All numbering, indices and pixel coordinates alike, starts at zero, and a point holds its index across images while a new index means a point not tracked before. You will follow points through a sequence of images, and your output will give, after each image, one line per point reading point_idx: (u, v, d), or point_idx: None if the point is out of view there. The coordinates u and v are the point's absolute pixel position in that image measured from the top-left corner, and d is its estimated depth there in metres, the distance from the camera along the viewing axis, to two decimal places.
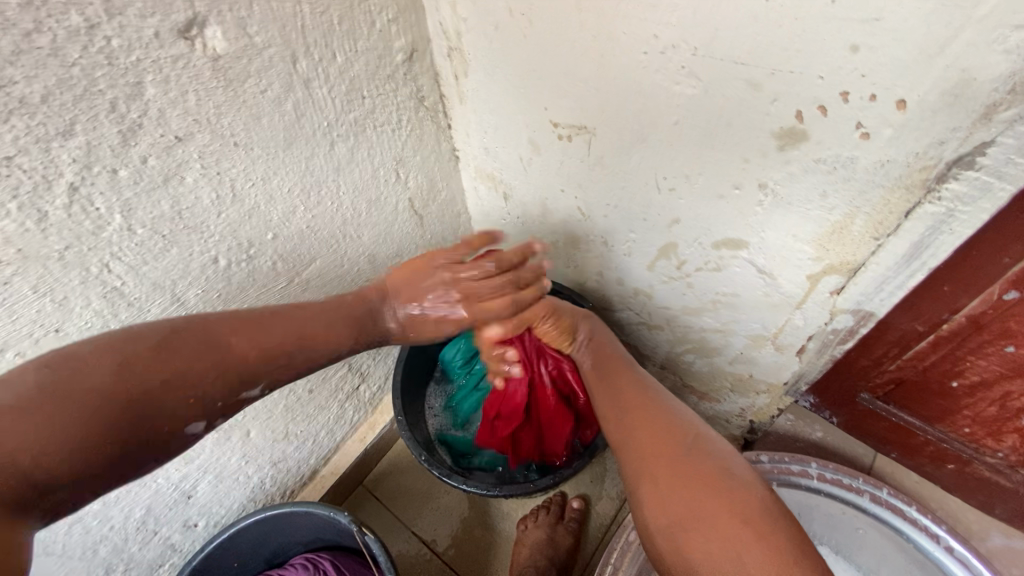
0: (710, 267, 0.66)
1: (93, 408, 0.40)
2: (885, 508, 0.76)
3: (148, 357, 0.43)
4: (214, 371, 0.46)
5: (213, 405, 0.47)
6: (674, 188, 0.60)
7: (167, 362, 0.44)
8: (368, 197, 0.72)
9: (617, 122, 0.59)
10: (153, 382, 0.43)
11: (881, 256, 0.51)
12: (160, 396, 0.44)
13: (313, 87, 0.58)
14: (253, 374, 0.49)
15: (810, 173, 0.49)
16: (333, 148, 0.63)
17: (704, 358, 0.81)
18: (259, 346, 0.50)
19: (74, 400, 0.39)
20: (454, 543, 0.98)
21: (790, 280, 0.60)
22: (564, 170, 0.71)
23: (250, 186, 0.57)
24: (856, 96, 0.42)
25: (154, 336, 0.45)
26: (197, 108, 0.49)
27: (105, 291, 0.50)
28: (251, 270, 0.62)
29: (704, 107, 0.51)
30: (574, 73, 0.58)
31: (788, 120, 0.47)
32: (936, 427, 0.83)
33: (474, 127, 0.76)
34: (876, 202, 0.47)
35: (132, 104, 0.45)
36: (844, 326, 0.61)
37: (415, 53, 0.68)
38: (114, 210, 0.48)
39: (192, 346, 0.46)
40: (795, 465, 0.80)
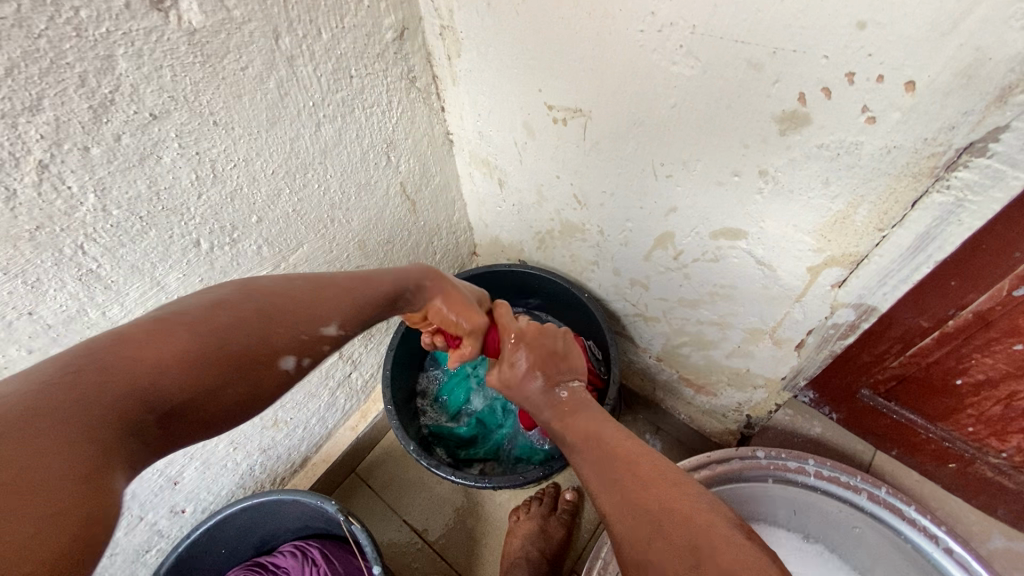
0: (708, 258, 0.64)
1: (156, 364, 0.36)
2: (884, 507, 0.75)
3: (202, 321, 0.40)
4: (255, 330, 0.42)
5: (273, 373, 0.44)
6: (672, 174, 0.58)
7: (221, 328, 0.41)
8: (357, 181, 0.70)
9: (613, 105, 0.57)
10: (214, 344, 0.40)
11: (885, 248, 0.49)
12: (223, 358, 0.40)
13: (297, 65, 0.55)
14: (311, 332, 0.46)
15: (812, 159, 0.47)
16: (319, 129, 0.61)
17: (701, 351, 0.79)
18: (306, 306, 0.46)
19: (116, 371, 0.35)
20: (445, 533, 0.97)
21: (789, 272, 0.57)
22: (559, 155, 0.68)
23: (231, 167, 0.55)
24: (863, 77, 0.39)
25: (192, 309, 0.41)
26: (173, 84, 0.47)
27: (80, 273, 0.49)
28: (235, 255, 0.61)
29: (703, 89, 0.49)
30: (568, 52, 0.56)
31: (790, 104, 0.44)
32: (939, 425, 0.81)
33: (468, 110, 0.74)
34: (881, 191, 0.45)
35: (103, 78, 0.43)
36: (845, 321, 0.59)
37: (406, 31, 0.65)
38: (87, 189, 0.46)
39: (231, 312, 0.42)
40: (792, 462, 0.78)
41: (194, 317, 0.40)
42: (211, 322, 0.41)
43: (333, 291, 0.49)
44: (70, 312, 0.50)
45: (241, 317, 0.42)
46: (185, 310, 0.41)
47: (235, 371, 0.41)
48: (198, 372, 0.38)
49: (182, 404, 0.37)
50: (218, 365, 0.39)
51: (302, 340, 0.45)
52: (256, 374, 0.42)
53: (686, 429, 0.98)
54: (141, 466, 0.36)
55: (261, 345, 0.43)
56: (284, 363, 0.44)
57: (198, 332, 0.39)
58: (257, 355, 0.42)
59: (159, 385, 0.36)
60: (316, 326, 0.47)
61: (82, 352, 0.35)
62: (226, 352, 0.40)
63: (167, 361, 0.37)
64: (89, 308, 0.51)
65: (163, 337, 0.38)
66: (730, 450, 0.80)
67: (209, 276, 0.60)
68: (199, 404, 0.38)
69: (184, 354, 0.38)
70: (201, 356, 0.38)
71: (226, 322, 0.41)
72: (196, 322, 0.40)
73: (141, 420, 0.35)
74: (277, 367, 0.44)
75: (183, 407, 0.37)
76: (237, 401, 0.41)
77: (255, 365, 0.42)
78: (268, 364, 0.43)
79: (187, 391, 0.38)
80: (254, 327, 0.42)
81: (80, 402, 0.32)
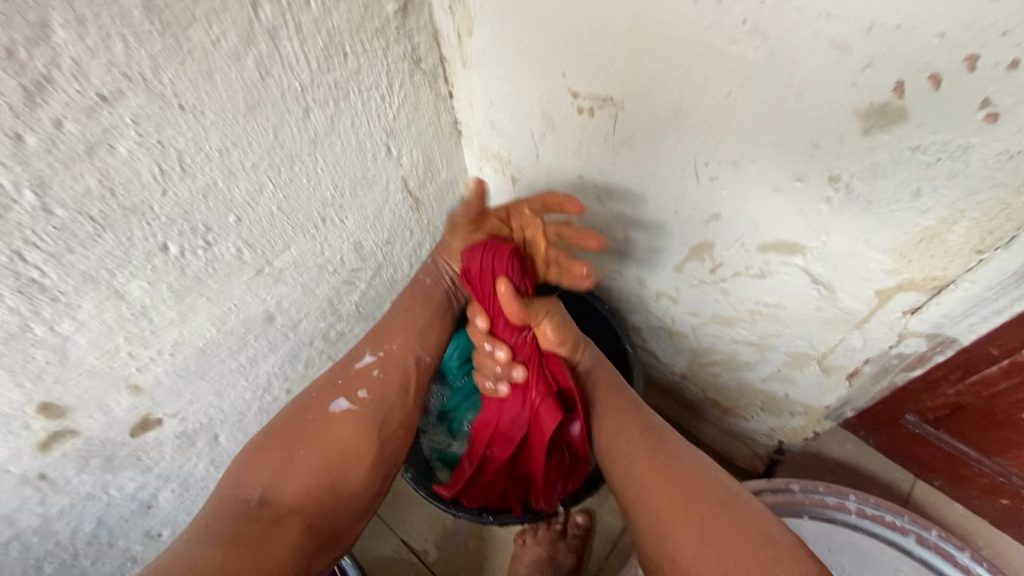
0: (752, 273, 0.55)
1: (274, 470, 0.56)
2: (934, 552, 0.67)
3: (258, 450, 0.58)
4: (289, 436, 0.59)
5: (344, 432, 0.60)
6: (717, 177, 0.50)
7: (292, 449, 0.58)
8: (352, 175, 0.62)
9: (651, 93, 0.48)
10: (279, 449, 0.57)
11: (981, 273, 0.41)
12: (288, 463, 0.57)
13: (281, 39, 0.47)
14: (346, 378, 0.64)
15: (901, 164, 0.38)
16: (308, 115, 0.53)
17: (733, 372, 0.71)
18: (380, 384, 0.64)
19: (249, 516, 0.52)
20: (444, 555, 0.90)
21: (851, 294, 0.49)
22: (583, 150, 0.60)
23: (203, 159, 0.47)
24: (990, 63, 0.31)
25: (269, 433, 0.59)
26: (126, 59, 0.39)
27: (20, 284, 0.41)
28: (210, 260, 0.53)
29: (767, 76, 0.40)
30: (601, 30, 0.47)
31: (881, 95, 0.36)
32: (993, 458, 0.73)
33: (479, 96, 0.65)
34: (988, 206, 0.37)
35: (36, 50, 0.35)
36: (913, 351, 0.51)
37: (410, 4, 0.57)
38: (22, 185, 0.38)
39: (302, 407, 0.61)
40: (831, 497, 0.71)
41: (278, 435, 0.59)
42: (278, 439, 0.58)
43: (361, 344, 0.67)
44: (8, 330, 0.42)
45: (285, 442, 0.58)
46: (266, 435, 0.59)
47: (298, 455, 0.57)
48: (276, 454, 0.57)
49: (287, 473, 0.56)
50: (286, 453, 0.57)
51: (342, 385, 0.63)
52: (309, 437, 0.59)
53: (708, 449, 0.90)
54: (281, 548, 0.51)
55: (302, 451, 0.58)
56: (337, 404, 0.62)
57: (274, 433, 0.59)
58: (306, 425, 0.60)
59: (247, 490, 0.55)
60: (355, 373, 0.64)
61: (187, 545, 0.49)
62: (285, 450, 0.57)
63: (267, 453, 0.57)
64: (33, 324, 0.44)
65: (275, 448, 0.57)
66: (761, 482, 0.73)
67: (180, 283, 0.52)
68: (305, 457, 0.58)
69: (268, 476, 0.55)
70: (281, 446, 0.58)
71: (276, 432, 0.59)
72: (280, 443, 0.58)
73: (257, 509, 0.53)
74: (317, 425, 0.60)
75: (284, 488, 0.55)
76: (326, 461, 0.58)
77: (310, 431, 0.59)
78: (324, 421, 0.60)
79: (289, 478, 0.56)
80: (291, 430, 0.59)
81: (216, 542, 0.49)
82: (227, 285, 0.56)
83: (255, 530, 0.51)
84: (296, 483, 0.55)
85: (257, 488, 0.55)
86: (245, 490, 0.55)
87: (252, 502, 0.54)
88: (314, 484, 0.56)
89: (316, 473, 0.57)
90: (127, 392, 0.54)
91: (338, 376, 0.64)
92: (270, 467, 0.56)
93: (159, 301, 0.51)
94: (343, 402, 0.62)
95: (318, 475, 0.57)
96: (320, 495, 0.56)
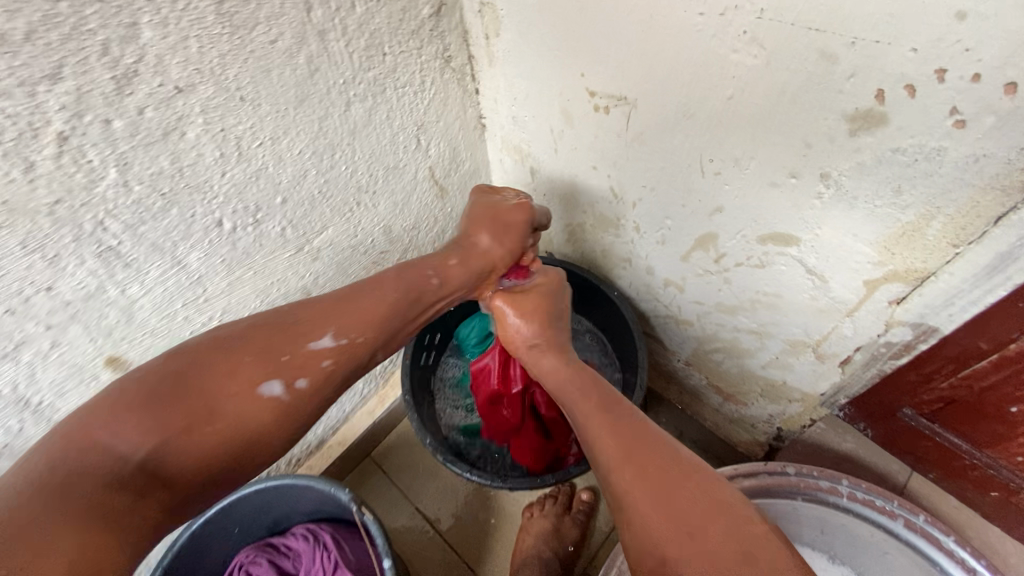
0: (752, 263, 0.60)
1: (150, 420, 0.42)
2: (920, 536, 0.70)
3: (151, 377, 0.45)
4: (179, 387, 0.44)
5: (248, 394, 0.47)
6: (721, 172, 0.54)
7: (172, 404, 0.43)
8: (385, 164, 0.67)
9: (661, 94, 0.52)
10: (167, 398, 0.43)
11: (957, 266, 0.45)
12: (173, 419, 0.43)
13: (329, 39, 0.53)
14: (294, 355, 0.50)
15: (884, 164, 0.42)
16: (349, 108, 0.59)
17: (734, 359, 0.75)
18: (296, 349, 0.50)
19: (78, 485, 0.38)
20: (457, 523, 0.96)
21: (842, 284, 0.53)
22: (598, 145, 0.64)
23: (257, 145, 0.53)
24: (956, 75, 0.35)
25: (151, 385, 0.44)
26: (199, 56, 0.45)
27: (100, 250, 0.47)
28: (258, 236, 0.59)
29: (766, 81, 0.44)
30: (617, 35, 0.52)
31: (866, 101, 0.40)
32: (985, 451, 0.76)
33: (503, 93, 0.70)
34: (961, 203, 0.41)
35: (127, 48, 0.41)
36: (899, 340, 0.55)
37: (444, 8, 0.62)
38: (108, 163, 0.44)
39: (235, 340, 0.49)
40: (824, 481, 0.74)
41: (166, 391, 0.44)
42: (191, 364, 0.46)
43: (325, 316, 0.53)
44: (89, 289, 0.49)
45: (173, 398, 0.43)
46: (149, 386, 0.44)
47: (196, 421, 0.44)
48: (173, 408, 0.43)
49: (161, 426, 0.42)
50: (172, 417, 0.43)
51: (284, 364, 0.49)
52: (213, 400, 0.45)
53: (710, 435, 0.94)
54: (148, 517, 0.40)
55: (199, 409, 0.44)
56: (268, 389, 0.48)
57: (179, 375, 0.45)
58: (196, 385, 0.45)
59: (113, 445, 0.40)
60: (305, 354, 0.50)
61: (78, 431, 0.41)
62: (170, 410, 0.43)
63: (149, 411, 0.42)
64: (108, 285, 0.50)
65: (163, 400, 0.43)
66: (758, 465, 0.76)
67: (231, 256, 0.58)
68: (195, 428, 0.43)
69: (137, 420, 0.42)
70: (173, 400, 0.43)
71: (165, 388, 0.44)
72: (163, 395, 0.43)
73: (128, 475, 0.40)
74: (215, 408, 0.45)
75: (164, 444, 0.42)
76: (225, 433, 0.45)
77: (210, 397, 0.45)
78: (232, 395, 0.46)
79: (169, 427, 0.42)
80: (188, 388, 0.45)
81: (48, 490, 0.36)
82: (271, 260, 0.62)
83: (126, 500, 0.39)
84: (189, 436, 0.43)
85: (138, 421, 0.41)
86: (135, 404, 0.42)
87: (142, 412, 0.42)
88: (221, 439, 0.45)
89: (210, 445, 0.44)
90: None
91: (284, 362, 0.49)
92: (156, 420, 0.42)
93: (213, 271, 0.57)
94: (270, 387, 0.48)
95: (218, 441, 0.44)
96: (228, 464, 0.45)
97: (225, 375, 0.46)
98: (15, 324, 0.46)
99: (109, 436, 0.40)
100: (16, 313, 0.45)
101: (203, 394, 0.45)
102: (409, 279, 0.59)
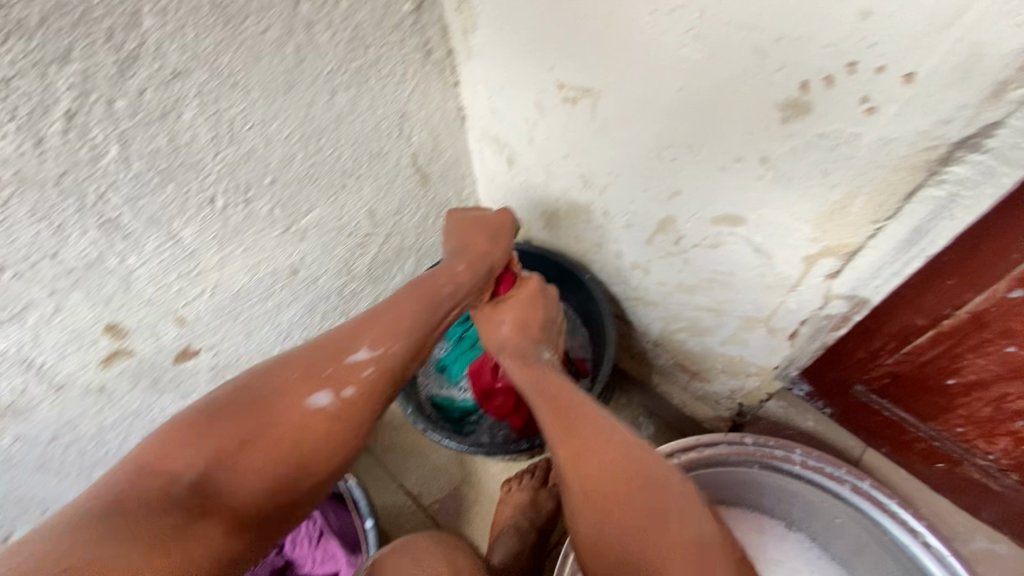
0: (708, 244, 0.65)
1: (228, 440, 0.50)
2: (866, 500, 0.76)
3: (205, 409, 0.51)
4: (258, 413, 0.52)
5: (289, 415, 0.52)
6: (676, 158, 0.59)
7: (223, 430, 0.49)
8: (369, 150, 0.72)
9: (622, 85, 0.57)
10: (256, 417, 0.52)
11: (879, 240, 0.50)
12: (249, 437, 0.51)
13: (316, 31, 0.57)
14: (333, 370, 0.56)
15: (812, 148, 0.47)
16: (334, 96, 0.63)
17: (697, 337, 0.80)
18: (323, 366, 0.56)
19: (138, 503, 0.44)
20: (439, 498, 1.00)
21: (785, 261, 0.58)
22: (568, 135, 0.69)
23: (248, 128, 0.57)
24: (863, 68, 0.40)
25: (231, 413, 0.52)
26: (195, 43, 0.49)
27: (102, 221, 0.52)
28: (248, 214, 0.63)
29: (710, 73, 0.49)
30: (581, 31, 0.56)
31: (793, 91, 0.45)
32: (929, 424, 0.82)
33: (481, 85, 0.75)
34: (876, 182, 0.46)
35: (129, 34, 0.45)
36: (838, 312, 0.60)
37: (424, 4, 0.66)
38: (110, 140, 0.48)
39: (280, 367, 0.55)
40: (778, 450, 0.80)
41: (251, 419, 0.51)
42: (276, 389, 0.54)
43: (354, 335, 0.59)
44: (91, 258, 0.53)
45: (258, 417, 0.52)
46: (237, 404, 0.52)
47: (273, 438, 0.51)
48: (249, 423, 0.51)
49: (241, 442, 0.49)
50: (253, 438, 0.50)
51: (328, 376, 0.55)
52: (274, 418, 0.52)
53: (679, 414, 0.99)
54: (222, 537, 0.46)
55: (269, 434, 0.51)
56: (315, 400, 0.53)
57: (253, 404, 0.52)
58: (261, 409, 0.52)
59: (173, 471, 0.47)
60: (345, 367, 0.56)
61: (138, 462, 0.47)
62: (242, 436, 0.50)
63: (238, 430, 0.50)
64: (108, 255, 0.54)
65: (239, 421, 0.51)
66: (718, 436, 0.81)
67: (222, 233, 0.62)
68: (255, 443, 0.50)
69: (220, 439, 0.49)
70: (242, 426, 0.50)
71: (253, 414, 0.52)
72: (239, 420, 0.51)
73: (179, 493, 0.46)
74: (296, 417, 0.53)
75: (219, 469, 0.48)
76: (279, 449, 0.51)
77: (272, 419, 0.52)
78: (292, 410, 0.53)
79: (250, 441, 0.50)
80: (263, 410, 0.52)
81: (112, 514, 0.42)
82: (260, 238, 0.66)
83: (172, 522, 0.43)
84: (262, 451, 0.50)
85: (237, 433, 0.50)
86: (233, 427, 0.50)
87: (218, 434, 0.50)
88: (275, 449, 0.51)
89: (274, 458, 0.50)
90: (174, 322, 0.64)
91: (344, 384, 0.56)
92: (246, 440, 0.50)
93: (206, 246, 0.61)
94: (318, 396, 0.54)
95: (273, 459, 0.50)
96: (281, 476, 0.50)
97: (264, 402, 0.52)
98: (22, 287, 0.50)
99: (163, 460, 0.47)
100: (24, 276, 0.50)
101: (249, 422, 0.51)
102: (421, 292, 0.65)
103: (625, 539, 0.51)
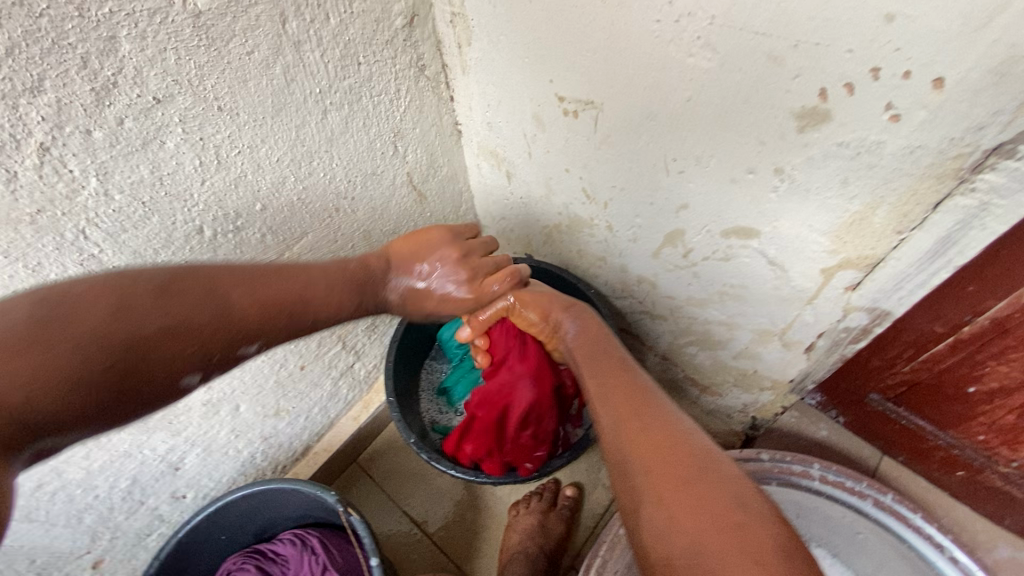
0: (718, 257, 0.62)
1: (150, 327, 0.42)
2: (889, 515, 0.74)
3: (90, 297, 0.40)
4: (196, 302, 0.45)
5: (166, 368, 0.42)
6: (684, 170, 0.57)
7: (89, 328, 0.38)
8: (363, 170, 0.69)
9: (625, 97, 0.55)
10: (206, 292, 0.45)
11: (903, 251, 0.47)
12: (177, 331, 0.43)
13: (304, 50, 0.54)
14: (240, 325, 0.47)
15: (831, 158, 0.45)
16: (325, 116, 0.60)
17: (708, 351, 0.78)
18: (223, 316, 0.45)
19: None
20: (445, 525, 0.97)
21: (801, 273, 0.56)
22: (569, 148, 0.67)
23: (236, 153, 0.54)
24: (888, 74, 0.38)
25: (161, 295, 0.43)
26: (177, 67, 0.46)
27: (82, 258, 0.49)
28: (238, 243, 0.60)
29: (719, 82, 0.47)
30: (581, 42, 0.54)
31: (810, 100, 0.43)
32: (948, 432, 0.80)
33: (477, 99, 0.73)
34: (901, 192, 0.44)
35: (106, 60, 0.42)
36: (857, 324, 0.58)
37: (417, 18, 0.64)
38: (88, 173, 0.45)
39: (191, 275, 0.45)
40: (796, 465, 0.78)
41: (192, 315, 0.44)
42: (245, 285, 0.48)
43: (273, 281, 0.50)
44: None
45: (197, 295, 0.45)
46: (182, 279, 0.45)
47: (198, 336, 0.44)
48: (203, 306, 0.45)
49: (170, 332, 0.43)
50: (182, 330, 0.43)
51: (234, 323, 0.46)
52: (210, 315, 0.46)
53: None
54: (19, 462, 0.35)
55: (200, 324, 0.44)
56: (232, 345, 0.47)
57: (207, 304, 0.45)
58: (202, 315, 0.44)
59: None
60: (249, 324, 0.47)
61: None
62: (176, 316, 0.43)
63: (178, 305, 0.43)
64: None
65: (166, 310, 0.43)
66: (733, 452, 0.79)
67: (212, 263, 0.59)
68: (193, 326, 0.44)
69: (137, 311, 0.41)
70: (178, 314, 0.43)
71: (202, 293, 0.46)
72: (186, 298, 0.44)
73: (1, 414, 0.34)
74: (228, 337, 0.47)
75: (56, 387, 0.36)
76: (126, 345, 0.40)
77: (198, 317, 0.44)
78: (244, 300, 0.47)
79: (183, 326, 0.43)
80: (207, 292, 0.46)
81: None
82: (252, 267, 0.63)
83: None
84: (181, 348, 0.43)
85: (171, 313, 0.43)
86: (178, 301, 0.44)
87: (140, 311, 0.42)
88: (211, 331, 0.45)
89: (170, 356, 0.42)
90: None
91: (296, 308, 0.51)
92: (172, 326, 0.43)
93: None
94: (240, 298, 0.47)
95: (115, 381, 0.39)
96: (99, 399, 0.38)
97: (162, 310, 0.42)
98: None
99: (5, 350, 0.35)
100: None
101: (131, 338, 0.40)
102: (355, 275, 0.58)
103: (671, 516, 0.38)
